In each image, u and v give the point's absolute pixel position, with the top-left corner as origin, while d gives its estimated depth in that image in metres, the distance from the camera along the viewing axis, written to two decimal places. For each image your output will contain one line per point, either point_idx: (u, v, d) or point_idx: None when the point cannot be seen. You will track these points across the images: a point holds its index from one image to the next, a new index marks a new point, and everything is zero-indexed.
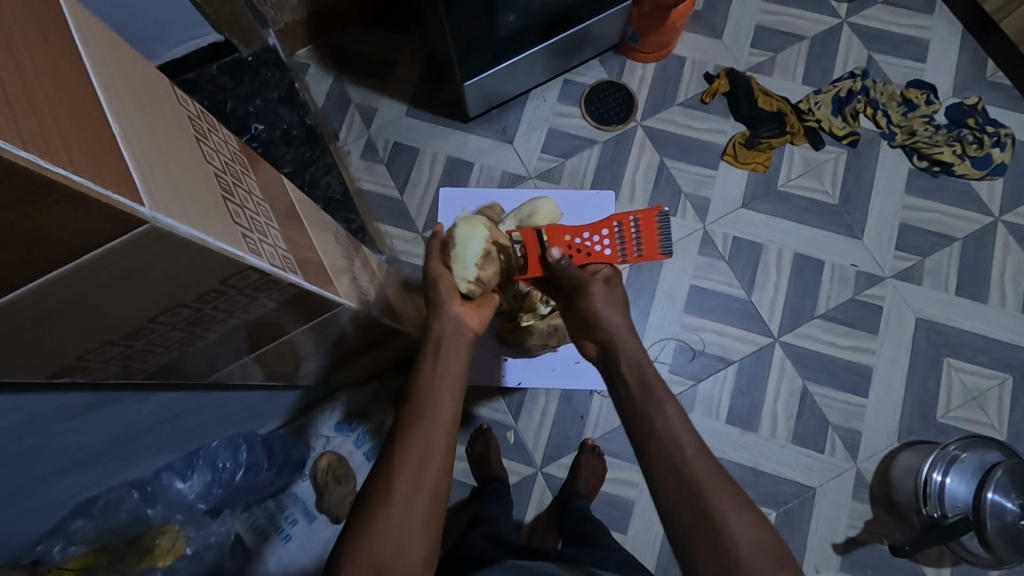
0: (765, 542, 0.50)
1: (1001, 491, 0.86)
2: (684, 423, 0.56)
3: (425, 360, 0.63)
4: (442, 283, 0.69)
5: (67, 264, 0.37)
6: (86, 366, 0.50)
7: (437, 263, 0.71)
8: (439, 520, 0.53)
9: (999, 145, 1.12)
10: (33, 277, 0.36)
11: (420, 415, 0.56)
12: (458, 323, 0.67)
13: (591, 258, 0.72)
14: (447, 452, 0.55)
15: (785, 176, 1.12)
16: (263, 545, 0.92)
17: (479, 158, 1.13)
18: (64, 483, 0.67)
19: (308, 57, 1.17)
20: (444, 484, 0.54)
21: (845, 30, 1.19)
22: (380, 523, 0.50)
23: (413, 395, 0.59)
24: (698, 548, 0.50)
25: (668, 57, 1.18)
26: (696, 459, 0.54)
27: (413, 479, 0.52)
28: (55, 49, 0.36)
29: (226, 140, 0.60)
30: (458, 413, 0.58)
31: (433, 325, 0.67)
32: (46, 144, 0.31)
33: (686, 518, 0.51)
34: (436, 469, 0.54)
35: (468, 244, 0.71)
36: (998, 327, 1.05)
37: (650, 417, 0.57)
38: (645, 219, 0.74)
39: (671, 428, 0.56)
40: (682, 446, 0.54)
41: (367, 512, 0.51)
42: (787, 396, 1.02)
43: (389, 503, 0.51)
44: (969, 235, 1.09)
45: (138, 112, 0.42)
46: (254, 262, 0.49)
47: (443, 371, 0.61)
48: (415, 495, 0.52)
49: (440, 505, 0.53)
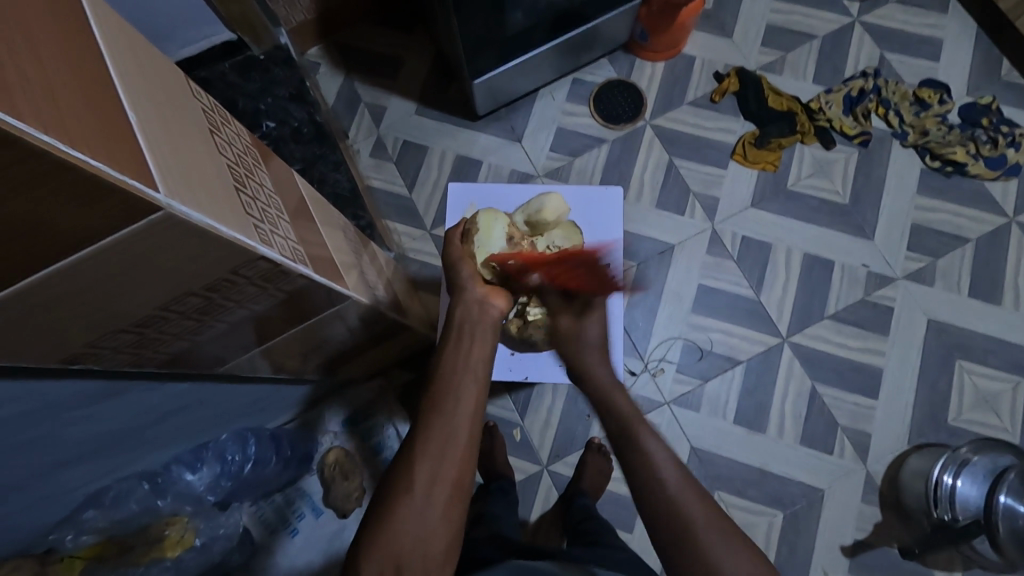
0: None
1: (1013, 494, 0.84)
2: (674, 458, 0.54)
3: (450, 343, 0.60)
4: (463, 267, 0.69)
5: (83, 249, 0.37)
6: (98, 352, 0.51)
7: (459, 248, 0.72)
8: (464, 506, 0.52)
9: (1014, 145, 1.11)
10: (56, 260, 0.37)
11: (443, 402, 0.54)
12: (482, 304, 0.65)
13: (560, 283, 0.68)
14: (473, 445, 0.54)
15: (795, 175, 1.11)
16: (271, 540, 0.96)
17: (487, 156, 1.14)
18: (75, 471, 0.68)
19: (318, 56, 1.18)
20: (467, 469, 0.53)
21: (857, 29, 1.18)
22: (401, 515, 0.50)
23: (432, 384, 0.57)
24: None
25: (678, 56, 1.17)
26: (691, 499, 0.52)
27: (434, 468, 0.52)
28: (74, 42, 0.37)
29: (239, 133, 0.60)
30: (485, 401, 0.56)
31: (456, 306, 0.64)
32: (65, 128, 0.32)
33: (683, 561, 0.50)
34: (460, 456, 0.53)
35: (494, 230, 0.77)
36: (1011, 330, 1.03)
37: (636, 451, 0.55)
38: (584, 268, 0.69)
39: (662, 466, 0.53)
40: (673, 482, 0.53)
41: (388, 505, 0.51)
42: (795, 397, 1.01)
43: (412, 491, 0.50)
44: (982, 236, 1.08)
45: (154, 104, 0.43)
46: (265, 252, 0.50)
47: (469, 356, 0.58)
48: (437, 484, 0.51)
49: (464, 491, 0.53)
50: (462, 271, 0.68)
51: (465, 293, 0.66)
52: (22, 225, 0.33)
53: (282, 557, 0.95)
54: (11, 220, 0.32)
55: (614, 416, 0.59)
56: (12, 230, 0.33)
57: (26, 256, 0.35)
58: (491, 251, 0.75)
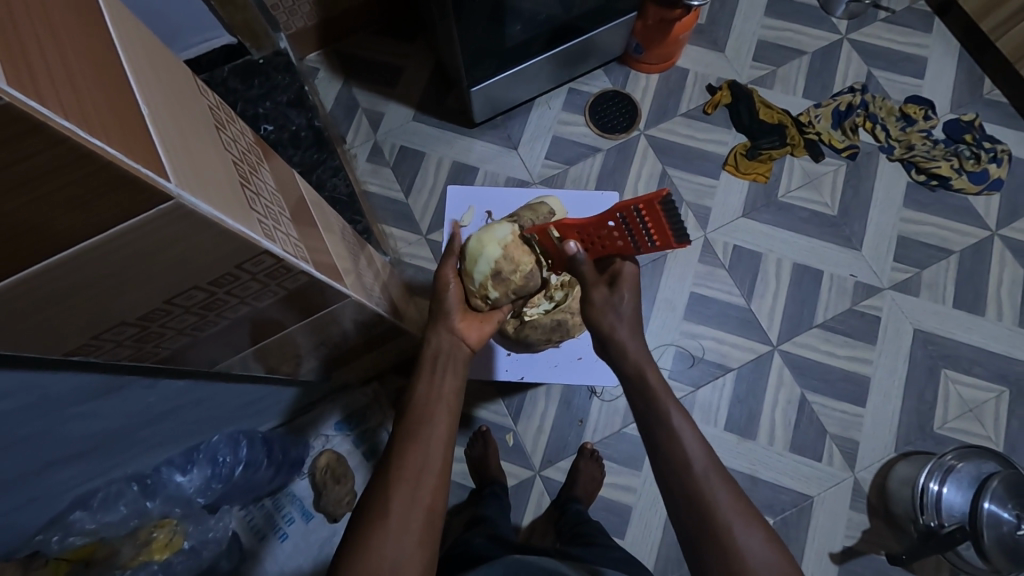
0: (776, 558, 0.51)
1: (998, 501, 0.86)
2: (697, 436, 0.57)
3: (422, 376, 0.62)
4: (450, 293, 0.71)
5: (68, 249, 0.37)
6: (100, 345, 0.51)
7: (450, 270, 0.73)
8: (436, 533, 0.53)
9: (996, 160, 1.14)
10: (47, 257, 0.37)
11: (416, 430, 0.56)
12: (455, 339, 0.67)
13: (607, 249, 0.66)
14: (444, 468, 0.55)
15: (786, 187, 1.13)
16: (260, 544, 0.94)
17: (483, 163, 1.15)
18: (67, 471, 0.68)
19: (318, 61, 1.19)
20: (440, 493, 0.54)
21: (845, 46, 1.22)
22: (378, 540, 0.50)
23: (408, 412, 0.58)
24: (708, 560, 0.52)
25: (671, 68, 1.20)
26: (714, 479, 0.54)
27: (409, 489, 0.53)
28: (92, 36, 0.37)
29: (242, 132, 0.61)
30: (454, 426, 0.58)
31: (430, 336, 0.67)
32: (84, 116, 0.32)
33: (697, 528, 0.53)
34: (433, 481, 0.54)
35: (479, 259, 0.75)
36: (995, 340, 1.06)
37: (660, 433, 0.57)
38: (649, 207, 0.57)
39: (688, 447, 0.56)
40: (692, 459, 0.55)
41: (364, 530, 0.51)
42: (785, 405, 1.03)
43: (386, 518, 0.51)
44: (966, 248, 1.10)
45: (164, 99, 0.44)
46: (270, 248, 0.50)
47: (438, 388, 0.60)
48: (411, 508, 0.52)
49: (437, 514, 0.53)
50: (448, 300, 0.71)
51: (443, 324, 0.68)
52: (22, 223, 0.34)
53: (272, 564, 0.94)
54: (15, 217, 0.33)
55: (641, 395, 0.60)
56: (14, 229, 0.34)
57: (28, 252, 0.36)
58: (473, 279, 0.75)
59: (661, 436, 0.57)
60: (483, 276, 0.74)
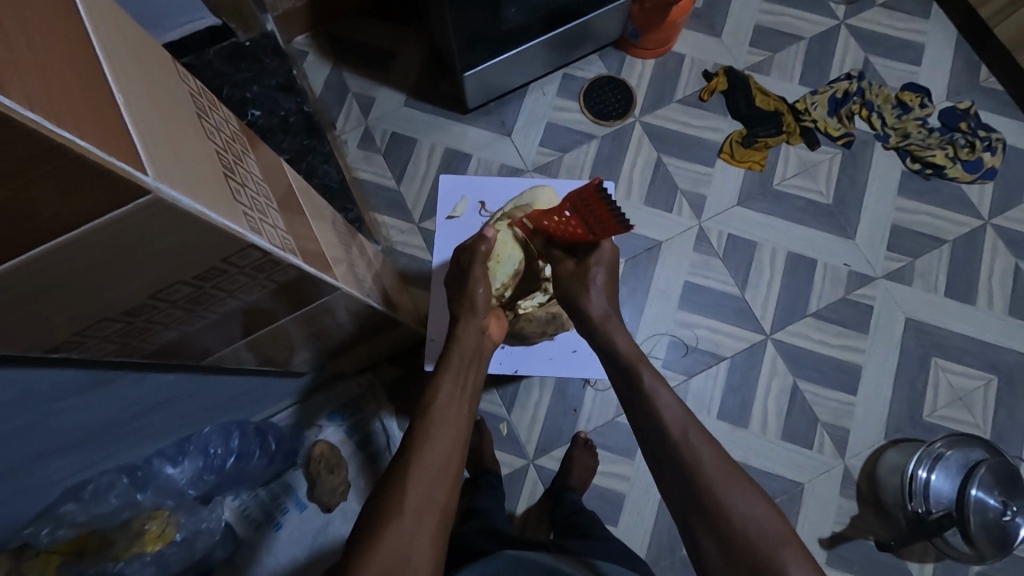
0: (771, 518, 0.51)
1: (984, 488, 0.87)
2: (681, 408, 0.59)
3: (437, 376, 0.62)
4: (481, 286, 0.71)
5: (49, 243, 0.36)
6: (83, 341, 0.49)
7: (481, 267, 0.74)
8: (447, 532, 0.53)
9: (990, 149, 1.14)
10: (17, 254, 0.35)
11: (424, 426, 0.57)
12: (482, 331, 0.68)
13: (572, 235, 0.72)
14: (458, 472, 0.55)
15: (781, 175, 1.13)
16: (255, 535, 0.94)
17: (477, 150, 1.13)
18: (56, 463, 0.67)
19: (306, 44, 1.16)
20: (454, 492, 0.54)
21: (843, 32, 1.20)
22: (385, 533, 0.49)
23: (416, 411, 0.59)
24: (700, 535, 0.52)
25: (668, 54, 1.18)
26: (699, 445, 0.55)
27: (427, 491, 0.52)
28: (64, 22, 0.36)
29: (226, 119, 0.59)
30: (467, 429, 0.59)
31: (460, 328, 0.68)
32: (52, 107, 0.30)
33: (686, 502, 0.54)
34: (449, 481, 0.54)
35: (506, 261, 0.82)
36: (985, 329, 1.06)
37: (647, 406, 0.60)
38: (588, 197, 0.64)
39: (677, 423, 0.58)
40: (682, 432, 0.57)
41: (371, 523, 0.50)
42: (778, 394, 1.03)
43: (401, 516, 0.50)
44: (959, 237, 1.10)
45: (145, 88, 0.42)
46: (255, 240, 0.49)
47: (447, 386, 0.61)
48: (427, 511, 0.51)
49: (450, 516, 0.53)
50: (478, 291, 0.70)
51: (473, 318, 0.69)
52: (6, 212, 0.32)
53: (266, 554, 0.94)
54: None
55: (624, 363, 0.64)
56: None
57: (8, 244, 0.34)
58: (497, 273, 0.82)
59: (644, 407, 0.60)
60: (505, 277, 0.83)
